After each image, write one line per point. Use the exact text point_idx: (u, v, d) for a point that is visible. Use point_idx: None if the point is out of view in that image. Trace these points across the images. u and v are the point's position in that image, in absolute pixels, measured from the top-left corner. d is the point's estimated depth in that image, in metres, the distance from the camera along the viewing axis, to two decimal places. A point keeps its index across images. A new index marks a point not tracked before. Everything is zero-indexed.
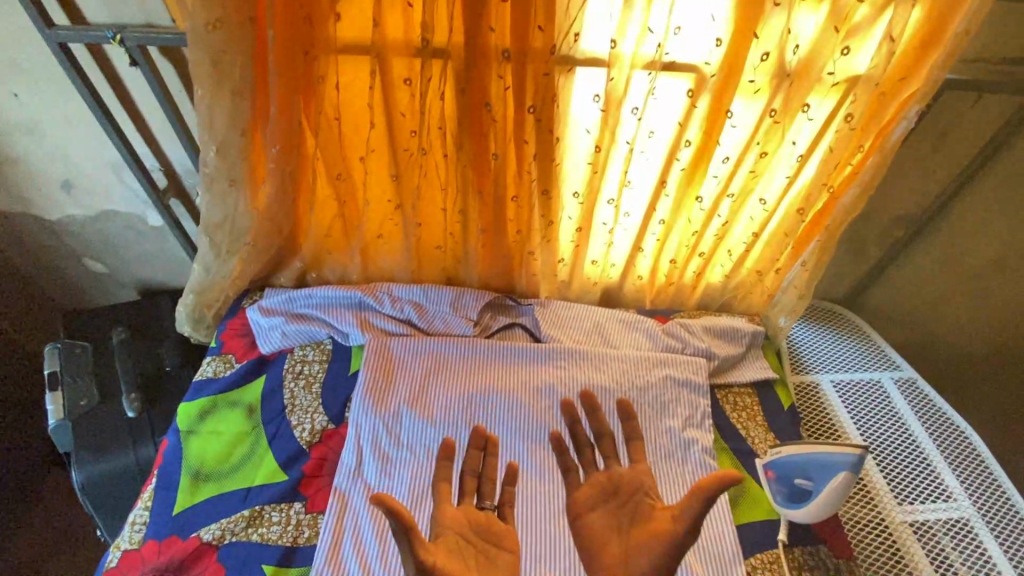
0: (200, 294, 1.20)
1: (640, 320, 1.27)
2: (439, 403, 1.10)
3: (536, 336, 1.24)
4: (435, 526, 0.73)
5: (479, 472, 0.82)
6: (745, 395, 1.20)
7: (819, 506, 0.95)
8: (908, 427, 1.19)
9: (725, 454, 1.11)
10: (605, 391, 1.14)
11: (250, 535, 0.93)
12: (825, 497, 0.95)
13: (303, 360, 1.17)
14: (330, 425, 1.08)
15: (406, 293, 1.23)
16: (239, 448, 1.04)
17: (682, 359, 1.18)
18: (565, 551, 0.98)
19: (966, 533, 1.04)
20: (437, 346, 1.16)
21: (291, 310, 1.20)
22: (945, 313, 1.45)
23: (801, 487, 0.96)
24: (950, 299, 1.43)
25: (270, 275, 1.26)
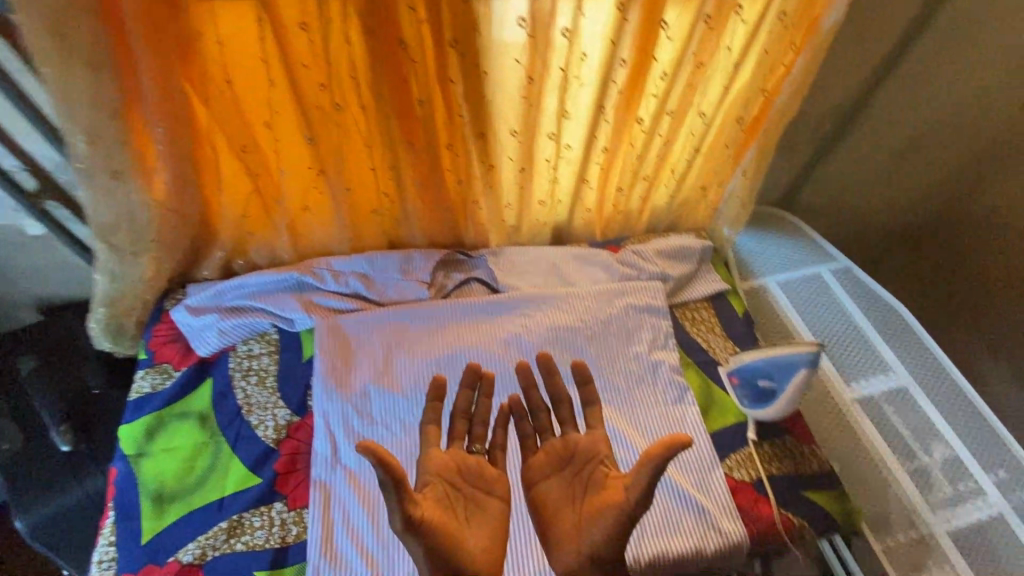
0: (113, 304, 1.06)
1: (594, 253, 1.26)
2: (406, 374, 1.05)
3: (493, 287, 1.21)
4: (423, 483, 0.73)
5: (470, 414, 0.80)
6: (702, 310, 1.23)
7: (783, 403, 1.01)
8: (848, 311, 1.28)
9: (691, 369, 1.15)
10: (570, 330, 1.13)
11: (234, 546, 0.88)
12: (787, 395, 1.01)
13: (249, 355, 1.09)
14: (295, 417, 1.02)
15: (348, 265, 1.15)
16: (200, 460, 0.97)
17: (640, 287, 1.19)
18: None
19: (905, 398, 1.16)
20: (394, 316, 1.10)
21: (223, 305, 1.10)
22: (868, 200, 1.53)
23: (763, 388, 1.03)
24: (870, 187, 1.51)
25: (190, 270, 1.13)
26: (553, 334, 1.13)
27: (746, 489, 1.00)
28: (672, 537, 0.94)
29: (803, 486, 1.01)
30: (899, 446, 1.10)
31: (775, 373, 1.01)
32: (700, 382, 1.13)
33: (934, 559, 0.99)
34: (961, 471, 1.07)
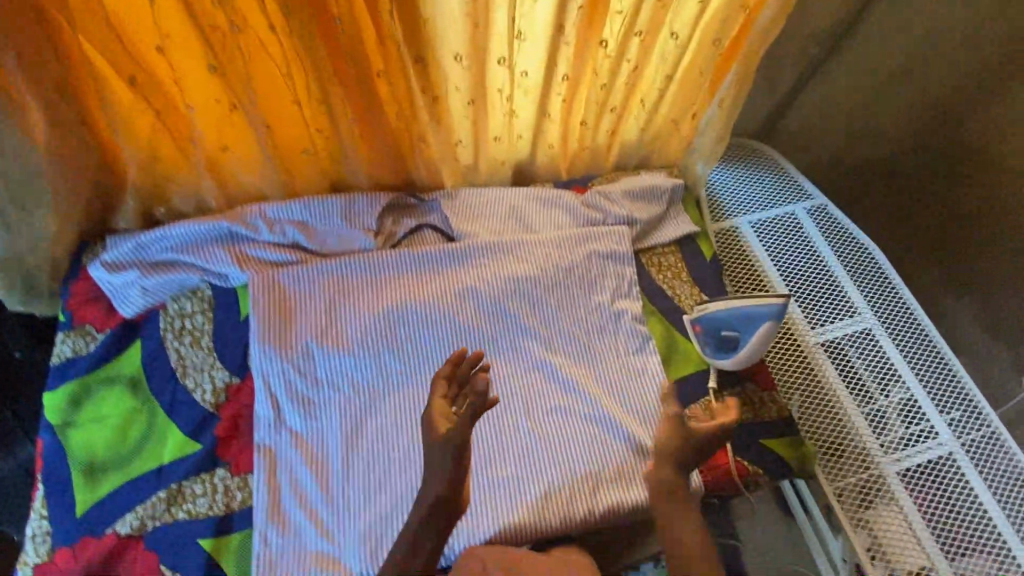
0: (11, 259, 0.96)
1: (557, 194, 1.17)
2: (352, 331, 0.99)
3: (448, 234, 1.12)
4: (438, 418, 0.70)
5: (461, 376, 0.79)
6: (669, 254, 1.17)
7: (744, 354, 0.99)
8: (820, 252, 1.24)
9: (654, 317, 1.10)
10: (530, 280, 1.06)
11: (176, 514, 0.85)
12: (752, 346, 0.98)
13: (181, 314, 1.00)
14: (235, 379, 0.96)
15: (284, 213, 1.04)
16: (133, 428, 0.91)
17: (603, 232, 1.12)
18: (510, 449, 0.96)
19: (869, 341, 1.14)
20: (336, 268, 1.02)
21: (147, 260, 1.00)
22: (854, 128, 1.44)
23: (726, 338, 0.99)
24: (856, 114, 1.42)
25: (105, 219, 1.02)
26: (511, 284, 1.06)
27: None
28: (626, 485, 0.95)
29: (760, 434, 1.01)
30: (859, 390, 1.10)
31: (738, 323, 0.98)
32: (662, 330, 1.09)
33: (882, 497, 1.01)
34: (917, 413, 1.08)
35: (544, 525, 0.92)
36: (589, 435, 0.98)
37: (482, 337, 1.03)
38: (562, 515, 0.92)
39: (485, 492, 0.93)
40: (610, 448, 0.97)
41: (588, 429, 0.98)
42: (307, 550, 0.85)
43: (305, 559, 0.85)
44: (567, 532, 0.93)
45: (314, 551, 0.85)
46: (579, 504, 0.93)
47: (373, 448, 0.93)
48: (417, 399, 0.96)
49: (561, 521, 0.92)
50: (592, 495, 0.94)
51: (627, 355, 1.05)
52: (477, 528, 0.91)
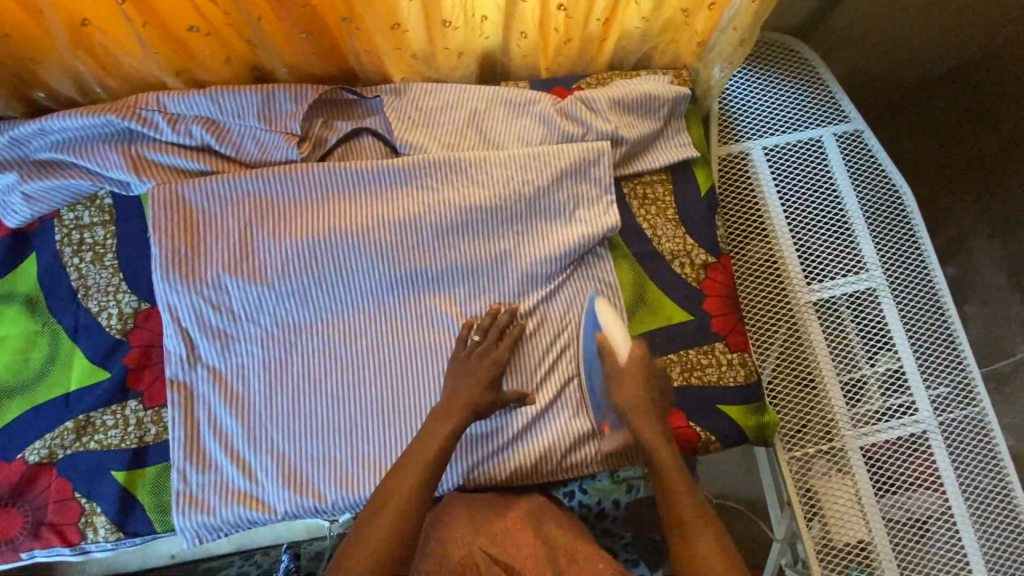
0: None
1: (529, 100, 0.95)
2: (271, 259, 0.86)
3: (390, 143, 0.93)
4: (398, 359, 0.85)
5: None
6: (657, 184, 0.98)
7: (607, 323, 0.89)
8: (839, 192, 1.04)
9: (627, 260, 0.95)
10: (483, 208, 0.90)
11: (87, 444, 0.82)
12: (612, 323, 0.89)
13: (78, 225, 0.87)
14: (145, 304, 0.86)
15: (187, 107, 0.86)
16: (35, 352, 0.84)
17: (579, 154, 0.92)
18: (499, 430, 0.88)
19: (869, 302, 1.01)
20: (251, 184, 0.86)
21: (30, 159, 0.85)
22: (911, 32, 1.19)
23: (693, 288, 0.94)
24: (911, 15, 1.17)
25: None
26: (462, 213, 0.90)
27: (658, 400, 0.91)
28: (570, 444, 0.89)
29: (719, 398, 0.92)
30: (843, 356, 0.99)
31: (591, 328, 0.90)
32: (634, 276, 0.95)
33: (838, 469, 0.96)
34: (901, 385, 0.99)
35: (503, 478, 0.88)
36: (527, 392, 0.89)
37: (426, 275, 0.89)
38: (513, 473, 0.88)
39: (470, 450, 0.88)
40: (554, 403, 0.89)
41: (530, 385, 0.89)
42: (227, 489, 0.82)
43: (223, 497, 0.82)
44: (500, 485, 0.88)
45: (234, 490, 0.82)
46: (516, 464, 0.88)
47: (297, 390, 0.85)
48: (349, 340, 0.87)
49: (498, 475, 0.88)
50: (532, 451, 0.88)
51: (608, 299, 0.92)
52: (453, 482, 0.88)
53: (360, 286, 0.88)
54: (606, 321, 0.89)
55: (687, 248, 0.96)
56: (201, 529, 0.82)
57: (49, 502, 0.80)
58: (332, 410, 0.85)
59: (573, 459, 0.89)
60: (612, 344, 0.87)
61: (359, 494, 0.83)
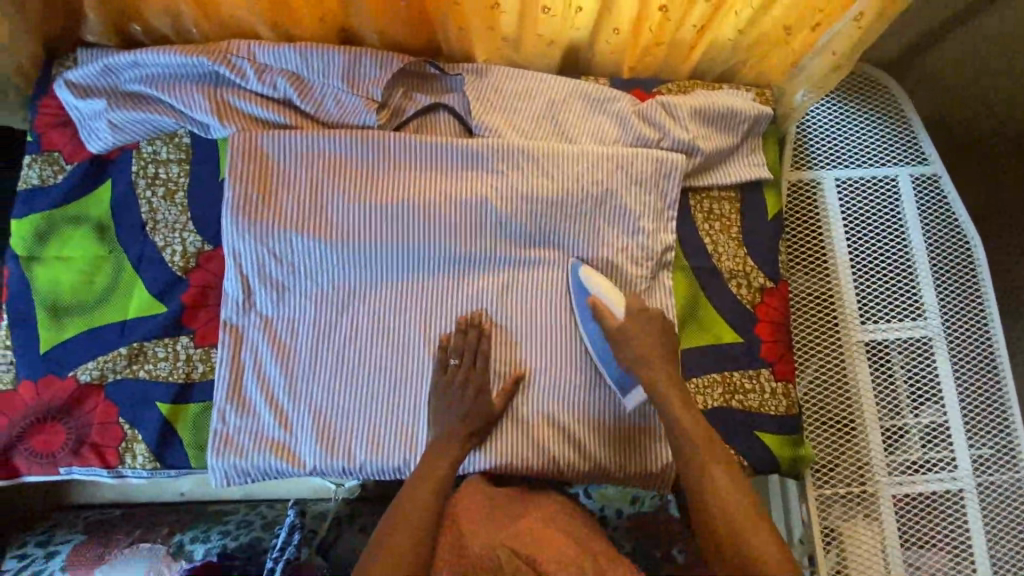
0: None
1: (608, 98, 0.94)
2: (336, 219, 0.87)
3: (465, 123, 0.93)
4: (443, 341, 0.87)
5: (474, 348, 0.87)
6: (724, 201, 0.96)
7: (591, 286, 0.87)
8: (908, 235, 1.01)
9: (683, 272, 0.94)
10: (548, 200, 0.90)
11: (136, 373, 0.83)
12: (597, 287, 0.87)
13: (155, 159, 0.89)
14: (208, 246, 0.87)
15: (276, 59, 0.87)
16: (99, 276, 0.86)
17: (653, 158, 0.91)
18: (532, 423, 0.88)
19: (922, 351, 0.98)
20: (328, 143, 0.87)
21: (120, 89, 0.87)
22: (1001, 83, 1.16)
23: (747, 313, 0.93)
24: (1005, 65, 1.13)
25: (81, 25, 0.88)
26: (527, 202, 0.90)
27: None
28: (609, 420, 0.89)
29: (757, 425, 0.90)
30: (887, 402, 0.97)
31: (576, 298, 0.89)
32: (689, 289, 0.94)
33: (865, 514, 0.95)
34: (942, 439, 0.96)
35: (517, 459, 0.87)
36: (510, 364, 0.89)
37: (484, 257, 0.89)
38: (524, 451, 0.87)
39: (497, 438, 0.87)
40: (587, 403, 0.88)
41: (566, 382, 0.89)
42: (263, 438, 0.84)
43: (259, 444, 0.83)
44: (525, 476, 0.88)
45: (269, 439, 0.84)
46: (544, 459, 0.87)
47: (343, 351, 0.86)
48: (397, 312, 0.88)
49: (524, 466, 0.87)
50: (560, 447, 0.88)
51: (661, 309, 0.91)
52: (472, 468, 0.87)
53: (417, 258, 0.88)
54: (597, 287, 0.87)
55: (746, 269, 0.94)
56: (233, 471, 0.83)
57: (93, 423, 0.82)
58: (373, 378, 0.86)
59: (601, 457, 0.88)
60: (604, 307, 0.86)
61: (391, 461, 0.85)
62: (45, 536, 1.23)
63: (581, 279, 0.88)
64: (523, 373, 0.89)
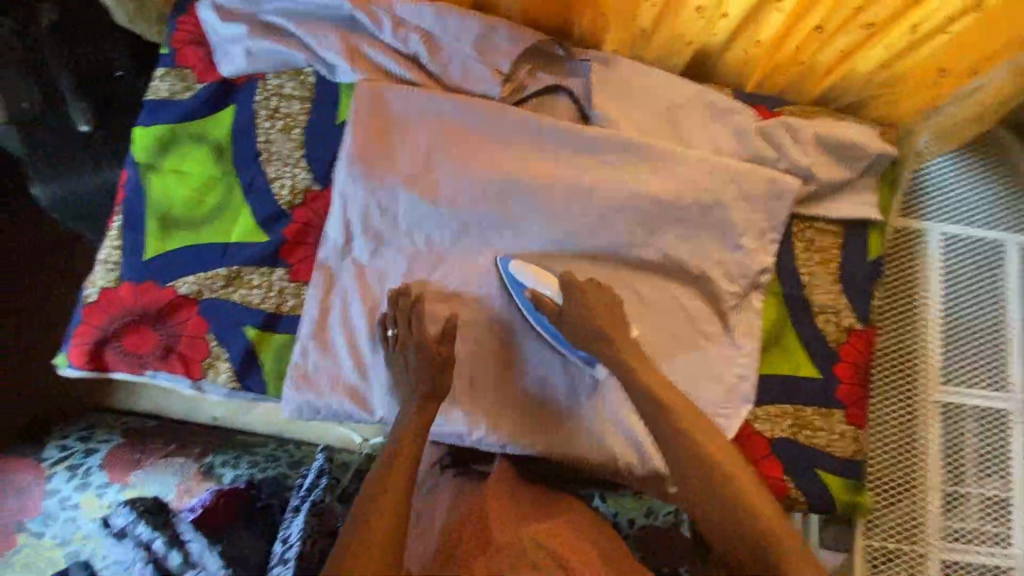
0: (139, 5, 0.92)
1: (732, 109, 0.93)
2: (444, 183, 0.87)
3: (583, 110, 0.93)
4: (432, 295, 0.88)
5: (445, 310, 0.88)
6: (827, 234, 0.95)
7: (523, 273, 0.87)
8: (1007, 305, 0.98)
9: (774, 297, 0.93)
10: (655, 202, 0.89)
11: (231, 295, 0.86)
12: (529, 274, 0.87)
13: (279, 93, 0.90)
14: (315, 186, 0.89)
15: (414, 15, 0.88)
16: (210, 196, 0.88)
17: (767, 179, 0.90)
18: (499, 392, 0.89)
19: (998, 423, 0.96)
20: (449, 107, 0.88)
21: (258, 18, 0.88)
22: None
23: (831, 351, 0.91)
24: None
25: None
26: (634, 201, 0.89)
27: (760, 443, 0.89)
28: (563, 399, 0.90)
29: (819, 463, 0.89)
30: (952, 466, 0.95)
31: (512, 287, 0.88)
32: (776, 317, 0.92)
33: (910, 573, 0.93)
34: (1002, 515, 0.94)
35: (508, 431, 0.88)
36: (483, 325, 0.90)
37: (578, 247, 0.90)
38: (513, 421, 0.89)
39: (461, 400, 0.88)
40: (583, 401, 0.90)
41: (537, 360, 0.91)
42: (339, 382, 0.85)
43: (336, 387, 0.85)
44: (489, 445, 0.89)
45: (345, 385, 0.86)
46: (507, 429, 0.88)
47: (428, 312, 0.88)
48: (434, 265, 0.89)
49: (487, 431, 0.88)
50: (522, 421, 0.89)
51: (746, 330, 0.90)
52: (496, 450, 0.90)
53: (515, 237, 0.89)
54: (531, 280, 0.87)
55: (837, 306, 0.93)
56: (306, 407, 0.85)
57: (184, 335, 0.84)
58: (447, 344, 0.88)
59: (656, 460, 0.90)
60: (543, 297, 0.86)
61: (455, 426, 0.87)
62: (85, 432, 1.28)
63: (512, 273, 0.88)
64: (490, 333, 0.90)
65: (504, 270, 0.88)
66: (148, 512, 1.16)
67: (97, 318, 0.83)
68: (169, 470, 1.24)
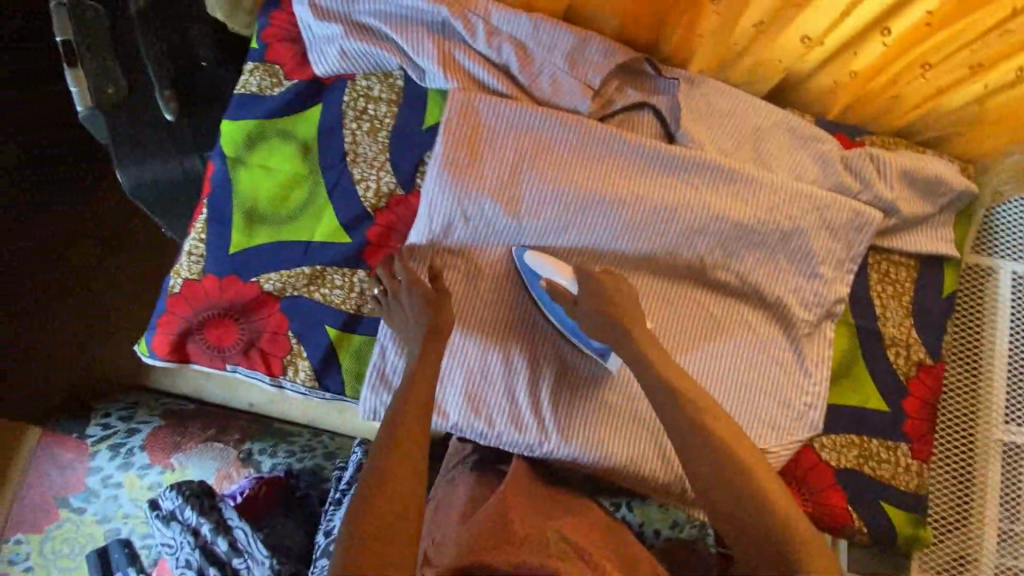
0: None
1: (817, 137, 0.92)
2: (528, 196, 0.88)
3: (668, 129, 0.93)
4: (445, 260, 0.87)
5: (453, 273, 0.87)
6: (902, 267, 0.95)
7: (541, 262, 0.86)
8: None
9: (846, 328, 0.93)
10: (738, 226, 0.89)
11: (312, 293, 0.87)
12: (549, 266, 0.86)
13: (367, 94, 0.91)
14: (399, 191, 0.89)
15: (509, 24, 0.88)
16: (294, 193, 0.89)
17: (851, 209, 0.90)
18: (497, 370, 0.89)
19: None
20: (535, 119, 0.88)
21: (354, 19, 0.88)
22: None
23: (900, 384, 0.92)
24: None
25: None
26: (717, 224, 0.89)
27: (825, 472, 0.90)
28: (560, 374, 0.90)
29: (883, 494, 0.90)
30: (1013, 507, 0.93)
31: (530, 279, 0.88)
32: (847, 347, 0.93)
33: None
34: None
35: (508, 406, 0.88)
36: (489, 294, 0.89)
37: (657, 266, 0.91)
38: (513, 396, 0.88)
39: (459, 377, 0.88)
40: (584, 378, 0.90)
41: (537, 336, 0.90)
42: None
43: None
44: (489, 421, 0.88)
45: None
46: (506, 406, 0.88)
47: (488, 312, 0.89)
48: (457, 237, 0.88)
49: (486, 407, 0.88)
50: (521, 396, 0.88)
51: (817, 359, 0.91)
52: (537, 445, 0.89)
53: (595, 251, 0.90)
54: (548, 270, 0.86)
55: (908, 340, 0.93)
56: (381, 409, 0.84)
57: (266, 330, 0.86)
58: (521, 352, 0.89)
59: None
60: (559, 287, 0.85)
61: (526, 437, 0.88)
62: (127, 411, 1.28)
63: (529, 265, 0.87)
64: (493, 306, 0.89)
65: (521, 262, 0.88)
66: (195, 496, 1.15)
67: (183, 310, 0.85)
68: (210, 454, 1.25)
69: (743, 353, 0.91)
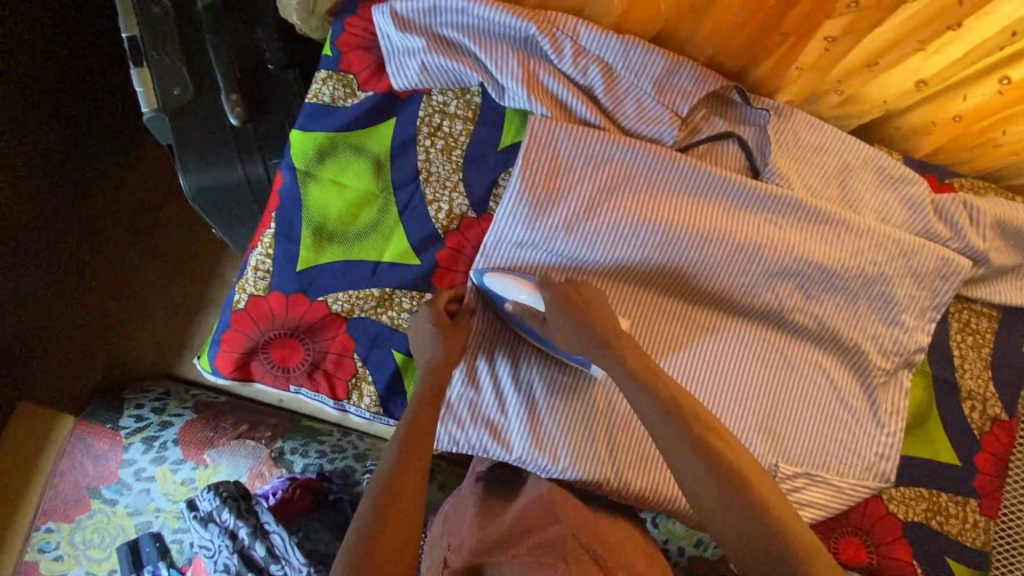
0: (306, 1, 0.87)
1: (908, 178, 0.88)
2: (603, 228, 0.84)
3: (754, 162, 0.89)
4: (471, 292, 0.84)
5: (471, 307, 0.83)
6: (983, 317, 0.92)
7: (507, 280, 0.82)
8: None
9: (922, 378, 0.91)
10: (822, 268, 0.86)
11: (380, 315, 0.85)
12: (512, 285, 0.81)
13: (442, 110, 0.87)
14: (471, 214, 0.86)
15: (598, 45, 0.83)
16: (364, 211, 0.86)
17: (941, 258, 0.86)
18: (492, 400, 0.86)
19: None
20: (615, 149, 0.84)
21: (435, 31, 0.83)
22: None
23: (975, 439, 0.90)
24: None
25: None
26: (800, 263, 0.86)
27: (891, 523, 0.89)
28: (549, 394, 0.86)
29: (948, 549, 0.88)
30: None
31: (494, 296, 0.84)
32: (922, 398, 0.91)
33: None
34: None
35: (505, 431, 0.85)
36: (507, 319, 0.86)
37: (731, 303, 0.88)
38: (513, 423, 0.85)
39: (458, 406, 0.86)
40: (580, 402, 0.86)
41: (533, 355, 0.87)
42: (482, 418, 0.86)
43: (480, 423, 0.85)
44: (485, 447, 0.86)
45: (487, 420, 0.86)
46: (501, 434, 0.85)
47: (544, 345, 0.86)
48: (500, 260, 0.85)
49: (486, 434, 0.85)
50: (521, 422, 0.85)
51: (891, 410, 0.88)
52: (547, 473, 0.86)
53: (669, 285, 0.87)
54: (513, 290, 0.81)
55: (986, 395, 0.90)
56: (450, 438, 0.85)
57: (332, 352, 0.85)
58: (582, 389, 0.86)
59: None
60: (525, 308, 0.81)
61: (590, 475, 0.85)
62: (160, 402, 1.25)
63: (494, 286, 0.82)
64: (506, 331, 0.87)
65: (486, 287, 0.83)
66: (232, 498, 1.13)
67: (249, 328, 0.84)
68: (242, 452, 1.22)
69: (814, 399, 0.88)
